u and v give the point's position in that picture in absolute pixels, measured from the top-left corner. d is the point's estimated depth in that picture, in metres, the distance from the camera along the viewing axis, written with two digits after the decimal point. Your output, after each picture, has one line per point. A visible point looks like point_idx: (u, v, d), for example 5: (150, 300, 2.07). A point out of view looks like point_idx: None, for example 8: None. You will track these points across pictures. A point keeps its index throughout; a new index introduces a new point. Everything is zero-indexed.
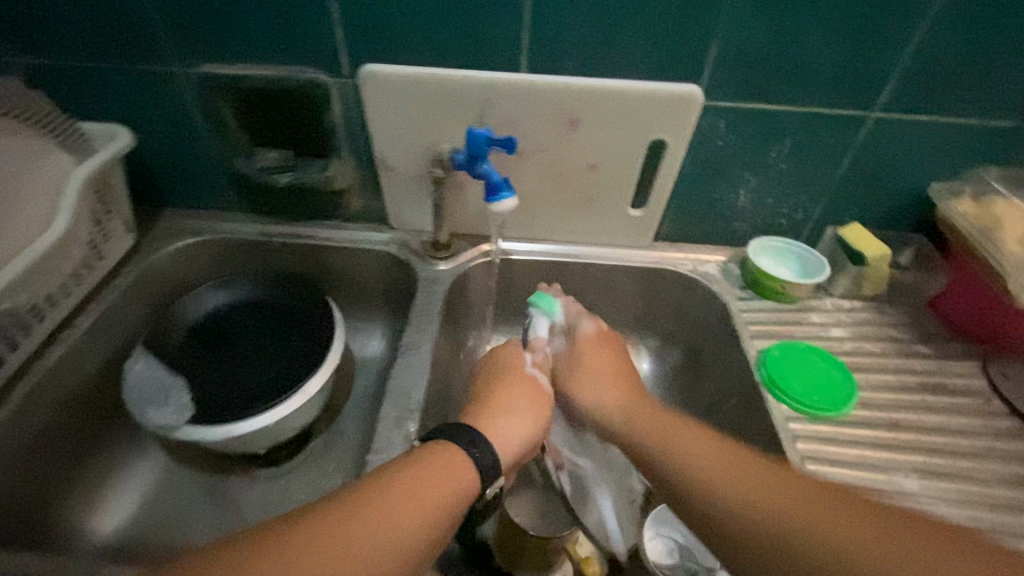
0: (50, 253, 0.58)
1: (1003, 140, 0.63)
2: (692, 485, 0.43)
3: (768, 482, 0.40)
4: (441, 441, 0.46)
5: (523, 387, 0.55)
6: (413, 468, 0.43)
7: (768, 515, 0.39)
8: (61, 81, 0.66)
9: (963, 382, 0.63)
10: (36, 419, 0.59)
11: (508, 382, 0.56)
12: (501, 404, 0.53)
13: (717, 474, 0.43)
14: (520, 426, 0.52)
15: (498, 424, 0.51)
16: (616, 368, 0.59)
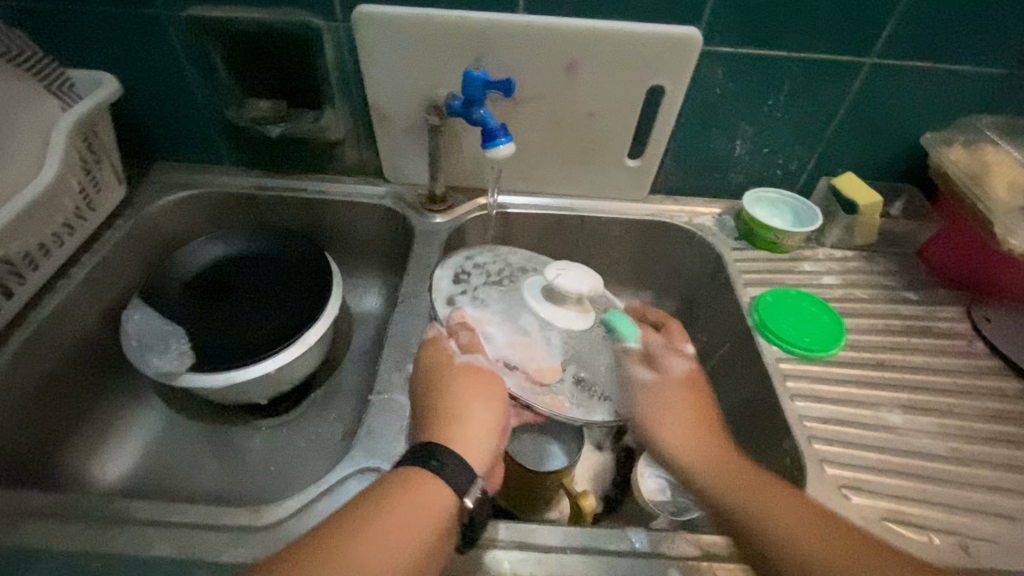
0: (42, 201, 0.57)
1: (998, 87, 0.63)
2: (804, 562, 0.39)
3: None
4: (410, 467, 0.42)
5: (471, 384, 0.48)
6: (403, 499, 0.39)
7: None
8: (41, 24, 0.64)
9: (947, 325, 0.65)
10: (34, 366, 0.59)
11: (447, 380, 0.48)
12: (459, 406, 0.46)
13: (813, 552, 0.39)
14: (488, 419, 0.46)
15: (466, 430, 0.45)
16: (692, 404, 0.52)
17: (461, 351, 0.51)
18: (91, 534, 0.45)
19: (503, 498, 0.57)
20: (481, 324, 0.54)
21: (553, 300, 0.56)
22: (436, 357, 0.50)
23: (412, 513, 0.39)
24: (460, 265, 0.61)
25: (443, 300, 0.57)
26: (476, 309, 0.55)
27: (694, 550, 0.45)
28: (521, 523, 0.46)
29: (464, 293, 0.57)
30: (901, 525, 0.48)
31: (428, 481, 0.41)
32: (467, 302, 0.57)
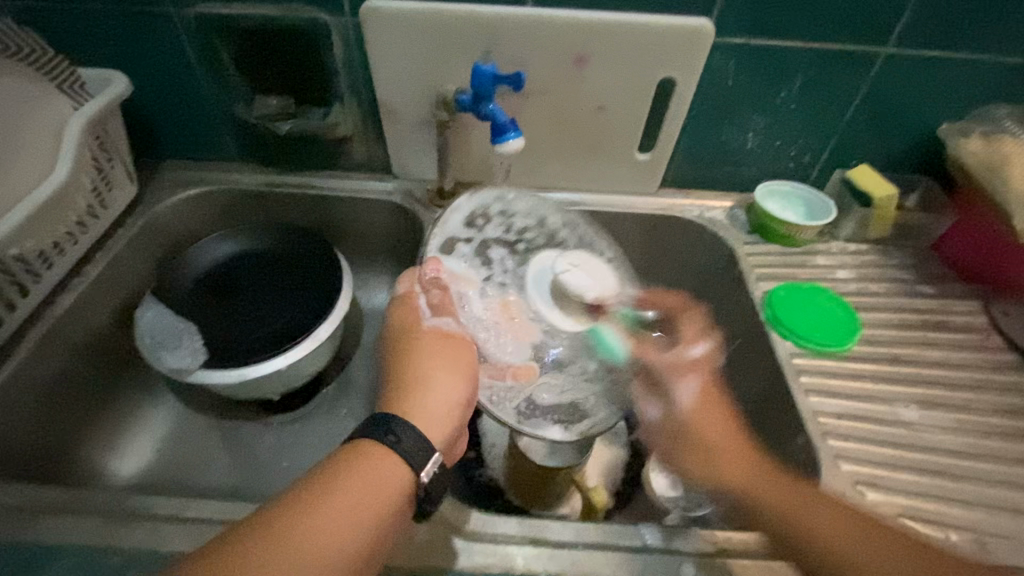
0: (54, 200, 0.57)
1: (1017, 76, 0.62)
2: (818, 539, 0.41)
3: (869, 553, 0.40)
4: (370, 439, 0.40)
5: (438, 353, 0.46)
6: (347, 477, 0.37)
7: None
8: (52, 23, 0.64)
9: (964, 319, 0.64)
10: (50, 363, 0.59)
11: (411, 349, 0.46)
12: (422, 376, 0.45)
13: (834, 538, 0.41)
14: (449, 393, 0.44)
15: (426, 403, 0.43)
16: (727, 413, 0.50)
17: (428, 314, 0.49)
18: (108, 528, 0.46)
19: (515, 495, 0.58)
20: (467, 283, 0.53)
21: (554, 293, 0.52)
22: (399, 312, 0.49)
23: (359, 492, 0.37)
24: (484, 209, 0.58)
25: (439, 240, 0.55)
26: (470, 268, 0.54)
27: (707, 546, 0.45)
28: (533, 519, 0.46)
29: (468, 244, 0.56)
30: (918, 522, 0.48)
31: (383, 451, 0.39)
32: (467, 256, 0.55)
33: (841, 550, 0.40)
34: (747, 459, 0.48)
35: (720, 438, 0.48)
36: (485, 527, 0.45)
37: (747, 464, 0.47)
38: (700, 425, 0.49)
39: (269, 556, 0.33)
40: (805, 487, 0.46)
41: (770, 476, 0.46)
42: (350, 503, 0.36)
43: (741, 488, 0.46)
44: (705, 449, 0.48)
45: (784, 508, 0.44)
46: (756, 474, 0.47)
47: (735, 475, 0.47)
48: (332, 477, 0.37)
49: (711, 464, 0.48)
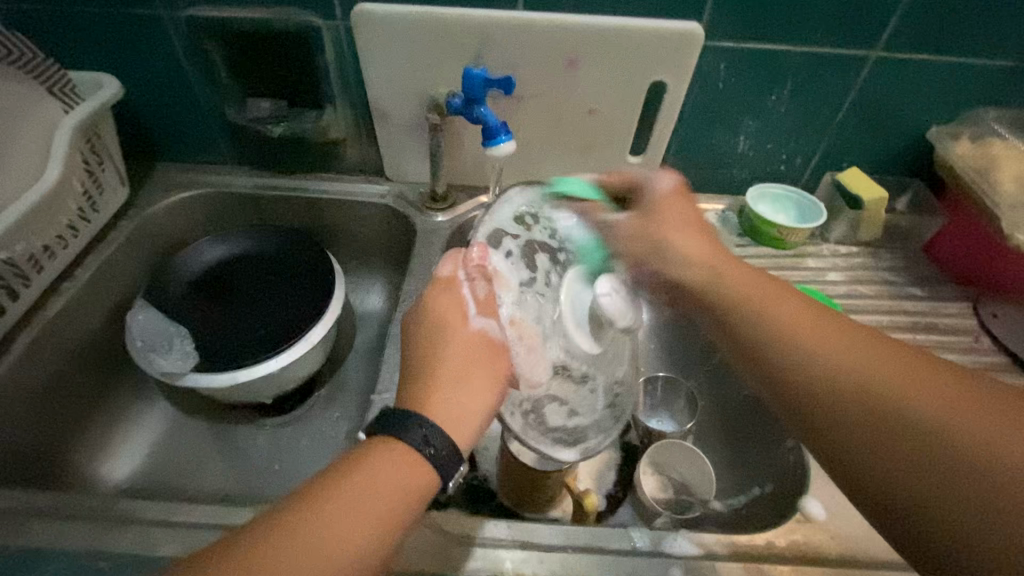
0: (45, 204, 0.57)
1: (1005, 80, 0.62)
2: (850, 386, 0.44)
3: (855, 361, 0.45)
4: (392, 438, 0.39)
5: (472, 354, 0.43)
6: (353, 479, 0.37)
7: (911, 401, 0.42)
8: (43, 26, 0.64)
9: (953, 321, 0.65)
10: (41, 367, 0.59)
11: (441, 343, 0.43)
12: (451, 374, 0.42)
13: (863, 376, 0.44)
14: (483, 395, 0.42)
15: (454, 403, 0.41)
16: (693, 221, 0.57)
17: (473, 311, 0.44)
18: (97, 533, 0.46)
19: (507, 498, 0.57)
20: (505, 283, 0.44)
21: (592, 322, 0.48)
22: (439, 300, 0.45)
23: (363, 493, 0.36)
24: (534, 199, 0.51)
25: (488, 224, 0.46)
26: (512, 265, 0.45)
27: (696, 548, 0.45)
28: (524, 522, 0.46)
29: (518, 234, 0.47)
30: None
31: (402, 450, 0.39)
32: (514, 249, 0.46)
33: (836, 364, 0.46)
34: (784, 303, 0.51)
35: (724, 270, 0.54)
36: (475, 532, 0.46)
37: (774, 296, 0.52)
38: (668, 207, 0.57)
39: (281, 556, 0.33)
40: (857, 332, 0.47)
41: (806, 323, 0.49)
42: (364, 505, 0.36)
43: (791, 358, 0.48)
44: (732, 310, 0.52)
45: (815, 343, 0.47)
46: (803, 321, 0.49)
47: (782, 330, 0.49)
48: (349, 474, 0.37)
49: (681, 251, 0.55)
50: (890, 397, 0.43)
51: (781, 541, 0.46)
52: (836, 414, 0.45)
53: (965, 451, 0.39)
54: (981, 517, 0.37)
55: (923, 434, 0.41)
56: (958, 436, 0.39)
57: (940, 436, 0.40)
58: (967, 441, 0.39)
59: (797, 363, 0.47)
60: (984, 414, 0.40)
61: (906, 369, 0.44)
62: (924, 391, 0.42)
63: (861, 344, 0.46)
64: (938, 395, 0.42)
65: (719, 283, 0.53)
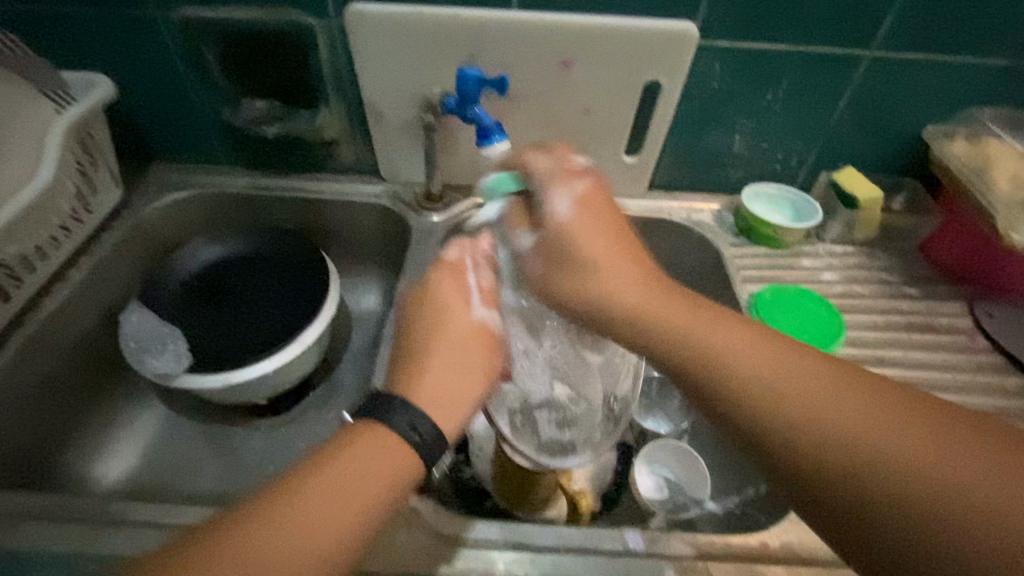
0: (37, 204, 0.57)
1: (1000, 80, 0.62)
2: (754, 397, 0.35)
3: (836, 410, 0.33)
4: (378, 425, 0.39)
5: (469, 348, 0.46)
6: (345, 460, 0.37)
7: (875, 439, 0.31)
8: (35, 26, 0.64)
9: (948, 321, 0.65)
10: (34, 368, 0.59)
11: (437, 331, 0.46)
12: (446, 364, 0.44)
13: (810, 415, 0.33)
14: (469, 380, 0.44)
15: (446, 392, 0.43)
16: (621, 226, 0.45)
17: (477, 304, 0.49)
18: (88, 535, 0.46)
19: (501, 499, 0.57)
20: (507, 283, 0.51)
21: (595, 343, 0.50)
22: (439, 287, 0.49)
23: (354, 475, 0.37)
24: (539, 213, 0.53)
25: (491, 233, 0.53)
26: (513, 265, 0.51)
27: (689, 549, 0.45)
28: (519, 525, 0.46)
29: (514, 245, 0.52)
30: None
31: (390, 432, 0.39)
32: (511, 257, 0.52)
33: (802, 415, 0.33)
34: (716, 324, 0.39)
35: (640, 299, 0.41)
36: (469, 533, 0.45)
37: (692, 312, 0.40)
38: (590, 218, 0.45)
39: (263, 544, 0.33)
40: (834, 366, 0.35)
41: (726, 327, 0.38)
42: (347, 492, 0.36)
43: (735, 396, 0.35)
44: (692, 343, 0.38)
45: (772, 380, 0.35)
46: (748, 349, 0.37)
47: (711, 356, 0.37)
48: (341, 460, 0.37)
49: (608, 284, 0.41)
50: (879, 442, 0.31)
51: (775, 542, 0.46)
52: (827, 485, 0.31)
53: (931, 494, 0.29)
54: (957, 570, 0.27)
55: (916, 494, 0.29)
56: (948, 471, 0.29)
57: (906, 487, 0.29)
58: (882, 453, 0.30)
59: (743, 392, 0.35)
60: (978, 451, 0.29)
61: (870, 401, 0.33)
62: (875, 421, 0.32)
63: (847, 391, 0.33)
64: (839, 411, 0.33)
65: (644, 305, 0.40)
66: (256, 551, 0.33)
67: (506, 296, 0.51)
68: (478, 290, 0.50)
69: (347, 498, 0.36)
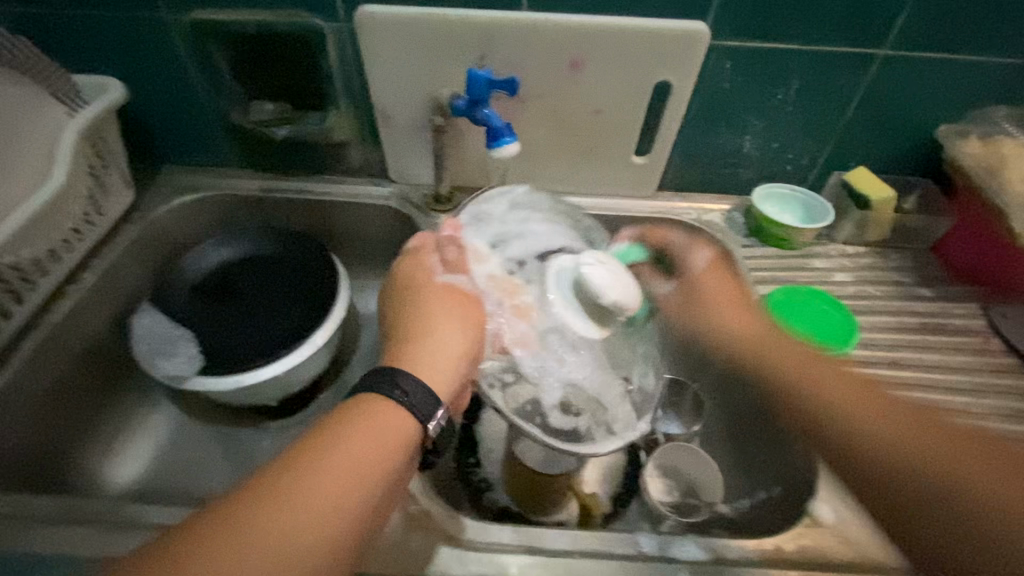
0: (50, 207, 0.57)
1: (1013, 77, 0.61)
2: (832, 416, 0.44)
3: (903, 438, 0.40)
4: (369, 394, 0.41)
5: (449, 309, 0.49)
6: (335, 445, 0.38)
7: (927, 459, 0.38)
8: (47, 31, 0.64)
9: (963, 322, 0.64)
10: (47, 371, 0.59)
11: (417, 304, 0.50)
12: (430, 334, 0.47)
13: (876, 435, 0.41)
14: (455, 338, 0.47)
15: (433, 356, 0.46)
16: (735, 296, 0.58)
17: (442, 273, 0.53)
18: (103, 537, 0.46)
19: (514, 501, 0.57)
20: (477, 254, 0.54)
21: (580, 294, 0.47)
22: (406, 267, 0.54)
23: (347, 459, 0.37)
24: (515, 202, 0.61)
25: (471, 210, 0.59)
26: (482, 244, 0.54)
27: (703, 553, 0.45)
28: (530, 528, 0.46)
29: (488, 223, 0.57)
30: None
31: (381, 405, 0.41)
32: (484, 232, 0.56)
33: (877, 436, 0.41)
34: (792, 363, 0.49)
35: (755, 335, 0.53)
36: (481, 537, 0.45)
37: (773, 345, 0.52)
38: (707, 286, 0.58)
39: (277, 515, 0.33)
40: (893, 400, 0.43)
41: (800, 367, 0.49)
42: (357, 458, 0.37)
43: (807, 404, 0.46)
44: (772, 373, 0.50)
45: (842, 407, 0.44)
46: (820, 378, 0.47)
47: (796, 385, 0.47)
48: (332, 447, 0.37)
49: (724, 322, 0.56)
50: (920, 451, 0.39)
51: (790, 546, 0.46)
52: (905, 495, 0.39)
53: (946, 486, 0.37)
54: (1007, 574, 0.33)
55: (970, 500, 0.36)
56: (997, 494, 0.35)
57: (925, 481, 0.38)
58: (946, 472, 0.38)
59: (810, 408, 0.46)
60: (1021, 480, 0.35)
61: (927, 432, 0.40)
62: (945, 453, 0.38)
63: (907, 422, 0.41)
64: (903, 438, 0.40)
65: (744, 343, 0.53)
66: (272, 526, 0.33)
67: (477, 271, 0.53)
68: (442, 261, 0.53)
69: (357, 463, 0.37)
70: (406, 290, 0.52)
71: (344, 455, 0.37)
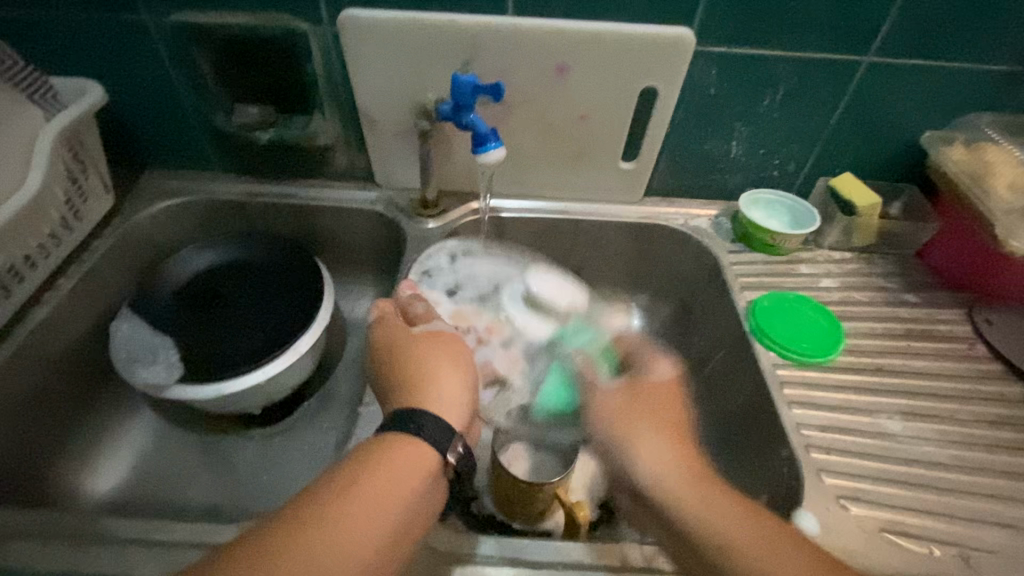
0: (27, 212, 0.56)
1: (997, 84, 0.62)
2: (730, 554, 0.40)
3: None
4: (388, 432, 0.42)
5: (441, 345, 0.49)
6: (359, 490, 0.38)
7: None
8: (24, 33, 0.63)
9: (948, 328, 0.65)
10: (23, 380, 0.58)
11: (412, 343, 0.49)
12: (428, 369, 0.46)
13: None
14: (461, 375, 0.47)
15: (440, 388, 0.45)
16: (667, 416, 0.49)
17: (417, 325, 0.51)
18: (76, 552, 0.45)
19: (499, 509, 0.56)
20: (437, 302, 0.58)
21: (534, 308, 0.56)
22: (383, 326, 0.51)
23: (369, 501, 0.37)
24: (456, 250, 0.64)
25: (417, 266, 0.62)
26: (437, 292, 0.59)
27: (688, 564, 0.44)
28: (511, 538, 0.46)
29: (440, 275, 0.61)
30: (899, 536, 0.48)
31: (400, 446, 0.41)
32: (437, 284, 0.60)
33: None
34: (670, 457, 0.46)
35: (649, 440, 0.47)
36: (464, 549, 0.45)
37: (675, 471, 0.45)
38: (645, 393, 0.50)
39: (299, 555, 0.34)
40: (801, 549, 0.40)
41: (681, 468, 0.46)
42: (378, 503, 0.38)
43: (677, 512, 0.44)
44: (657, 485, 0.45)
45: (741, 551, 0.40)
46: (686, 482, 0.45)
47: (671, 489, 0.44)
48: (353, 495, 0.37)
49: (645, 454, 0.47)
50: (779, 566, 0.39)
51: None
52: None
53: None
54: None
55: None
56: None
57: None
58: None
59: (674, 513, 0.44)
60: None
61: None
62: None
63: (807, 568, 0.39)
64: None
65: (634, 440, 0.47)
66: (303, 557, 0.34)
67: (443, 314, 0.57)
68: (411, 316, 0.52)
69: (378, 509, 0.37)
70: (390, 339, 0.50)
71: (364, 501, 0.37)
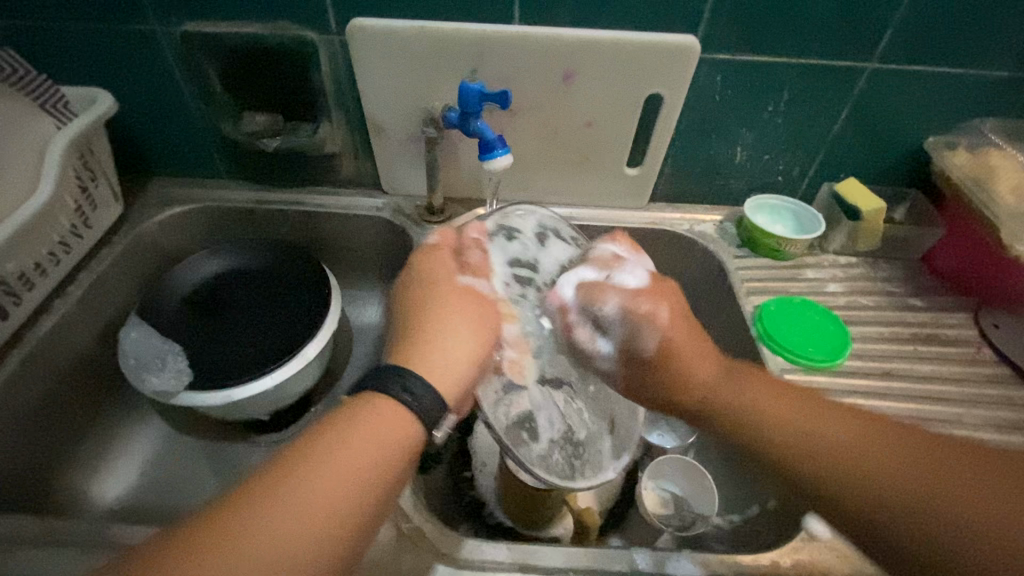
0: (38, 219, 0.56)
1: (999, 90, 0.62)
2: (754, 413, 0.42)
3: (839, 432, 0.39)
4: (367, 391, 0.40)
5: (455, 306, 0.46)
6: (295, 481, 0.35)
7: (865, 465, 0.37)
8: (37, 43, 0.64)
9: (954, 332, 0.65)
10: (32, 387, 0.58)
11: (430, 296, 0.47)
12: (440, 328, 0.45)
13: (794, 427, 0.41)
14: (468, 342, 0.45)
15: (441, 354, 0.43)
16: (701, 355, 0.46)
17: (464, 274, 0.49)
18: (86, 559, 0.45)
19: (506, 516, 0.56)
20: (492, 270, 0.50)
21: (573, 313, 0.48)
22: (428, 263, 0.50)
23: (309, 490, 0.35)
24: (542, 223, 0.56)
25: (499, 218, 0.53)
26: (496, 251, 0.52)
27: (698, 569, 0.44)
28: (522, 544, 0.46)
29: (519, 240, 0.53)
30: None
31: (357, 431, 0.38)
32: (510, 251, 0.52)
33: (798, 432, 0.40)
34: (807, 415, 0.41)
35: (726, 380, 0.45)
36: (473, 554, 0.45)
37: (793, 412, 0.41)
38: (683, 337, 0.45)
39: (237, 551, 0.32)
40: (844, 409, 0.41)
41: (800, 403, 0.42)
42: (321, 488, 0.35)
43: (844, 487, 0.37)
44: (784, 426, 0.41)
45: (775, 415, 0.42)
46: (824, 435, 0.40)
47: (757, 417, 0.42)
48: (290, 488, 0.35)
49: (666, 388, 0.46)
50: (1003, 523, 0.33)
51: (786, 561, 0.46)
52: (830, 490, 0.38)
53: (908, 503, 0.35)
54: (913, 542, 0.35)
55: (885, 497, 0.36)
56: (909, 485, 0.36)
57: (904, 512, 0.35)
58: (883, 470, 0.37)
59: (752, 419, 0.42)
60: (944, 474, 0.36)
61: (867, 434, 0.39)
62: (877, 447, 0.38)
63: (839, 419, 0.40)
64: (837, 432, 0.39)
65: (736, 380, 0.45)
66: (244, 547, 0.32)
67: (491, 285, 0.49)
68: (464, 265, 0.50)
69: (321, 495, 0.35)
70: (422, 277, 0.49)
71: (303, 489, 0.35)
